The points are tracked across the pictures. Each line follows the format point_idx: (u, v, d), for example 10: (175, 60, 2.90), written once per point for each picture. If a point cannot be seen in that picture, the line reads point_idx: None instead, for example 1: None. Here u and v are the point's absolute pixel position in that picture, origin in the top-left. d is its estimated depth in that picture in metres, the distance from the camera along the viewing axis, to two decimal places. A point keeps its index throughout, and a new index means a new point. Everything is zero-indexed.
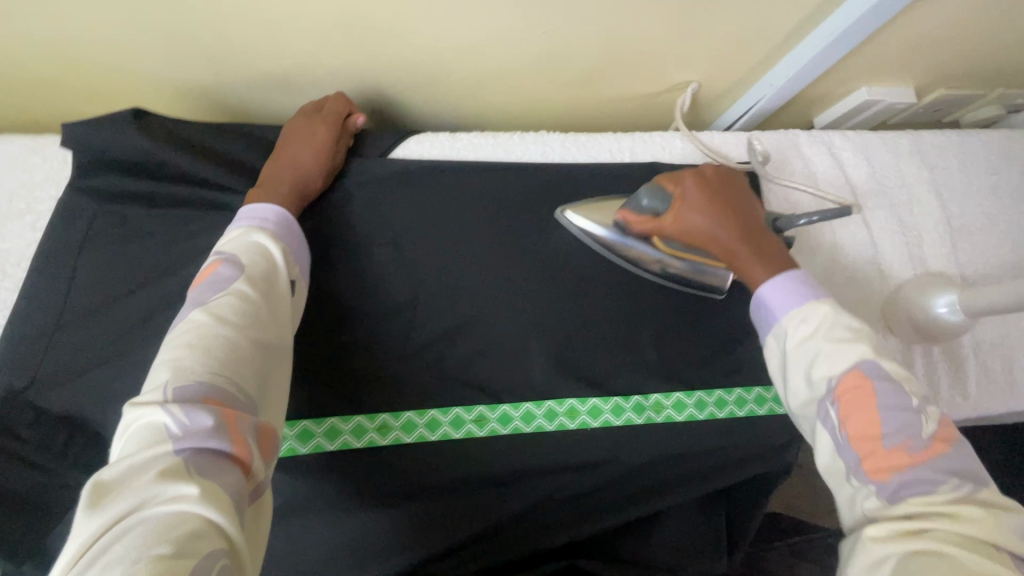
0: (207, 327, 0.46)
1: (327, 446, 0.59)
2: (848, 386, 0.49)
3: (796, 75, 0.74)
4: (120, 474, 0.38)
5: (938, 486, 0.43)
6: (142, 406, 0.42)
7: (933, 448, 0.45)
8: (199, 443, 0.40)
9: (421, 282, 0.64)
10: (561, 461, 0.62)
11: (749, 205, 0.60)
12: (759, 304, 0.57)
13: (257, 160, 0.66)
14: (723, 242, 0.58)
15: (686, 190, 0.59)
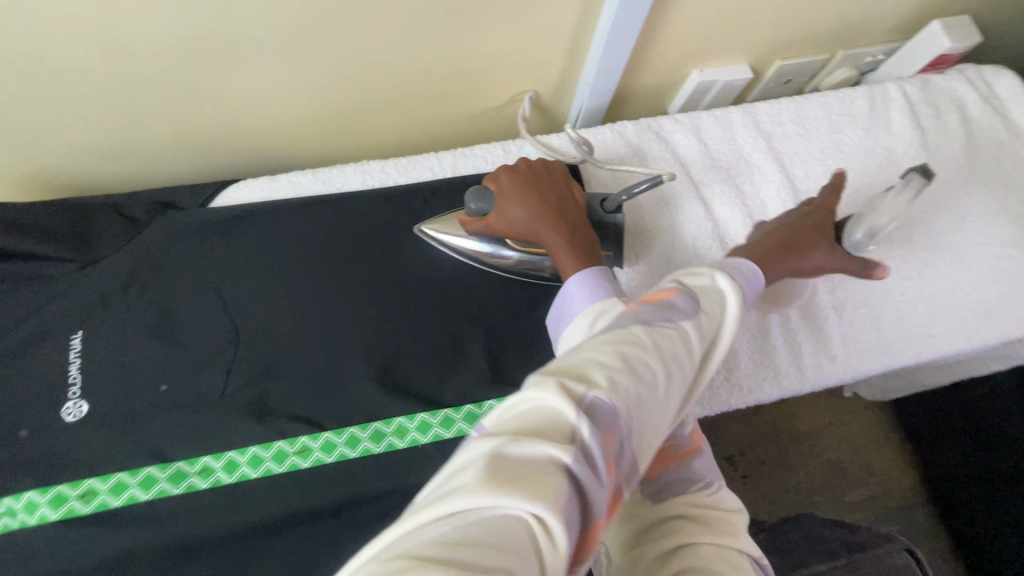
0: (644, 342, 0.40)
1: (142, 496, 0.57)
2: None
3: (601, 69, 0.74)
4: (523, 451, 0.31)
5: (693, 483, 0.46)
6: (544, 388, 0.35)
7: (691, 444, 0.49)
8: (580, 451, 0.32)
9: (242, 319, 0.65)
10: (391, 484, 0.59)
11: (573, 201, 0.60)
12: (560, 300, 0.54)
13: (66, 227, 0.65)
14: (540, 235, 0.57)
15: (507, 183, 0.59)
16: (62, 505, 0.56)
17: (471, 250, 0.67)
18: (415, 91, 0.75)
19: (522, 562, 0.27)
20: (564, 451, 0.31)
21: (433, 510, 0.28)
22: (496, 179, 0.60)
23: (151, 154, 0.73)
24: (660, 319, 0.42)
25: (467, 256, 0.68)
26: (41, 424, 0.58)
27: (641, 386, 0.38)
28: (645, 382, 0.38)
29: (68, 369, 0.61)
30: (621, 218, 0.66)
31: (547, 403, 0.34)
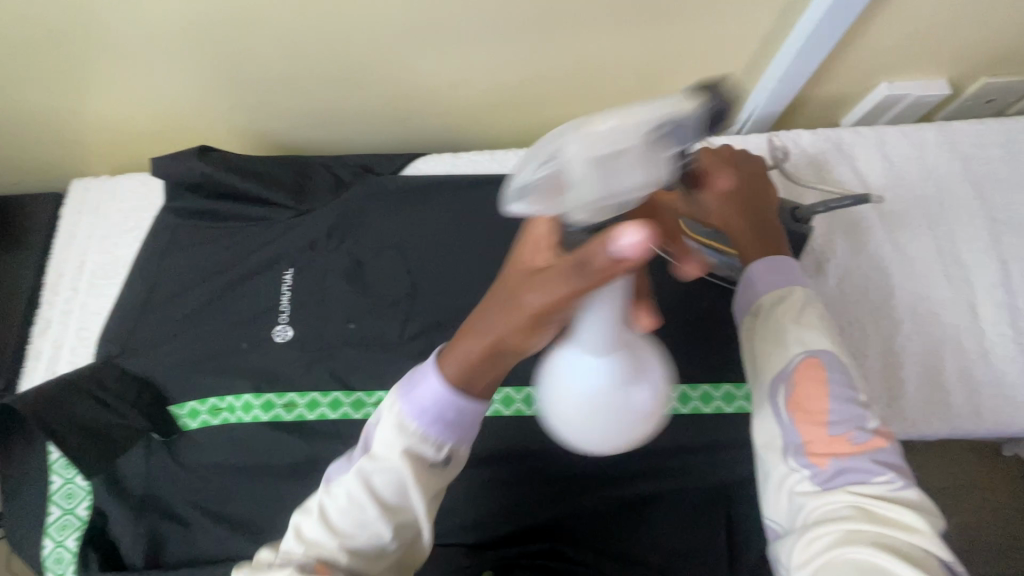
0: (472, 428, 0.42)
1: (331, 414, 0.67)
2: (802, 376, 0.51)
3: (785, 76, 0.73)
4: (342, 518, 0.42)
5: (873, 476, 0.47)
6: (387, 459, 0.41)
7: (872, 441, 0.48)
8: (370, 538, 0.42)
9: (421, 276, 0.73)
10: (542, 447, 0.66)
11: (766, 196, 0.60)
12: (741, 283, 0.57)
13: (288, 178, 0.75)
14: (729, 224, 0.57)
15: (709, 164, 0.55)
16: (271, 409, 0.67)
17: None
18: (593, 84, 0.79)
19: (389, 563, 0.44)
20: (383, 514, 0.41)
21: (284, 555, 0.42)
22: (697, 154, 0.55)
23: (355, 124, 0.84)
24: (417, 440, 0.41)
25: None
26: (257, 341, 0.70)
27: (425, 471, 0.41)
28: (428, 467, 0.42)
29: (280, 297, 0.71)
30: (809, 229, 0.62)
31: (347, 496, 0.42)
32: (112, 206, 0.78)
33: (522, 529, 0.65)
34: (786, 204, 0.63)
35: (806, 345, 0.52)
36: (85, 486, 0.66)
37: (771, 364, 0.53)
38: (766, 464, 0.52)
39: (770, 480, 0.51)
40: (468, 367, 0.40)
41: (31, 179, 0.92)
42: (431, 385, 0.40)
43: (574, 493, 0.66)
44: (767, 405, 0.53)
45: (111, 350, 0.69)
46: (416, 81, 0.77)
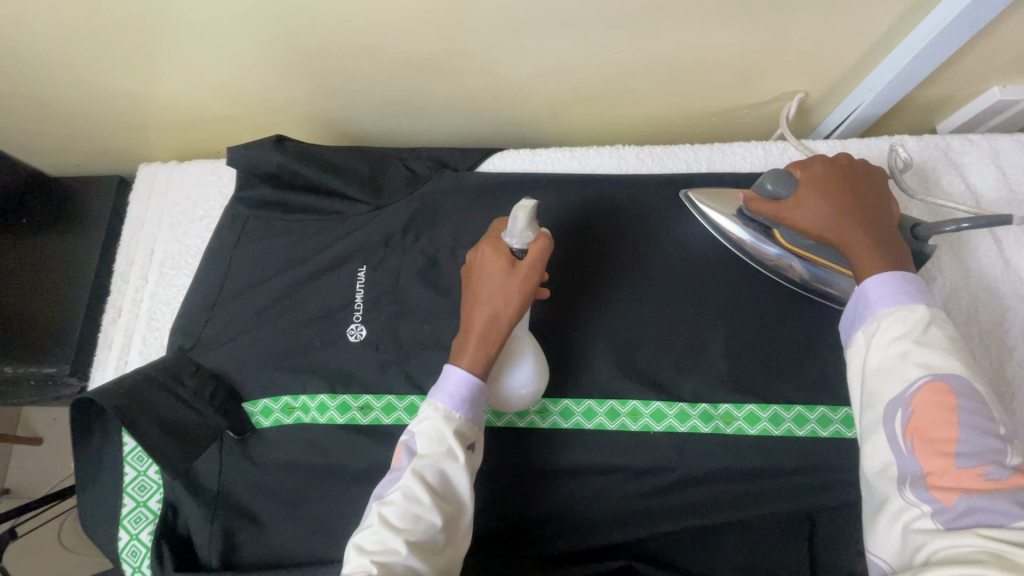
0: (477, 417, 0.52)
1: (407, 418, 0.65)
2: (925, 397, 0.44)
3: (898, 78, 0.69)
4: (420, 493, 0.48)
5: (1014, 520, 0.38)
6: (446, 447, 0.50)
7: (1014, 481, 0.40)
8: (437, 509, 0.48)
9: None
10: (622, 463, 0.63)
11: (887, 209, 0.56)
12: (853, 297, 0.51)
13: (363, 171, 0.73)
14: (840, 234, 0.53)
15: (819, 172, 0.56)
16: (346, 411, 0.66)
17: (730, 234, 0.68)
18: (681, 79, 0.75)
19: (451, 545, 0.49)
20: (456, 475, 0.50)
21: (367, 540, 0.47)
22: (806, 168, 0.58)
23: (430, 115, 0.83)
24: (476, 416, 0.52)
25: (726, 240, 0.69)
26: (332, 339, 0.68)
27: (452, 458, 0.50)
28: (454, 451, 0.50)
29: (354, 295, 0.70)
30: (929, 246, 0.58)
31: (419, 474, 0.49)
32: (182, 192, 0.76)
33: (596, 547, 0.62)
34: (906, 219, 0.59)
35: (930, 364, 0.44)
36: (157, 479, 0.64)
37: (886, 384, 0.46)
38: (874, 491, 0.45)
39: (878, 513, 0.44)
40: (480, 353, 0.53)
41: (94, 159, 0.91)
42: (460, 378, 0.52)
43: (652, 515, 0.62)
44: (877, 428, 0.46)
45: (185, 342, 0.69)
46: (499, 73, 0.75)
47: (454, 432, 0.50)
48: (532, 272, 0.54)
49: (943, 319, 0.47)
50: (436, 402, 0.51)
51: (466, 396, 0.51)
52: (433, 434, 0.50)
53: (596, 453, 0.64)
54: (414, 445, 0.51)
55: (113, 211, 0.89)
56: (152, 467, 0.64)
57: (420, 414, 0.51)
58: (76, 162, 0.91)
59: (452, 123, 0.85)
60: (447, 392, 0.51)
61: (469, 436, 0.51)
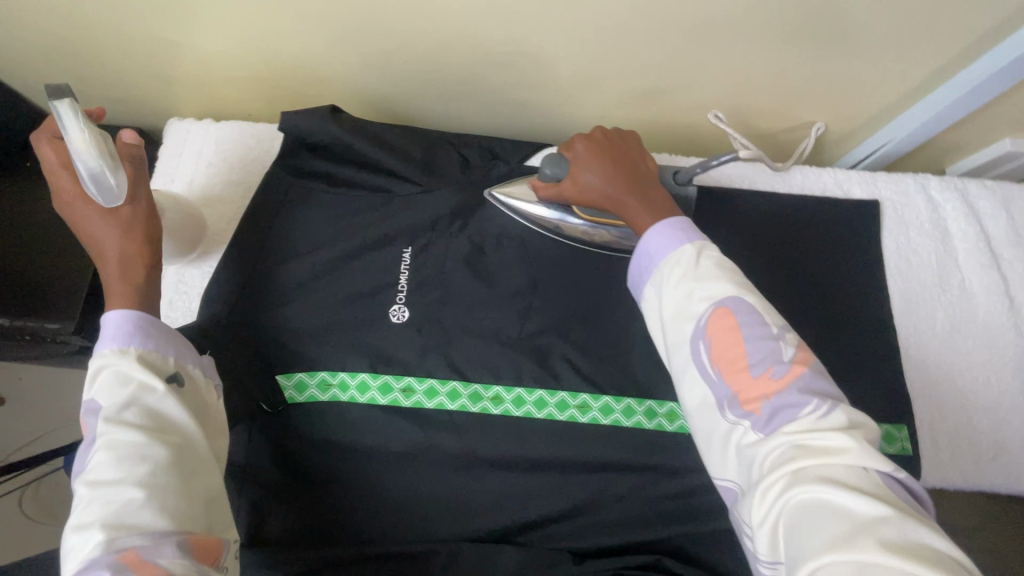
0: (136, 358, 0.53)
1: (448, 405, 0.65)
2: (714, 326, 0.47)
3: (930, 121, 0.74)
4: (134, 445, 0.49)
5: (801, 409, 0.43)
6: (137, 391, 0.52)
7: (791, 371, 0.44)
8: (156, 452, 0.50)
9: (541, 269, 0.70)
10: (656, 461, 0.64)
11: (646, 168, 0.61)
12: (639, 256, 0.55)
13: (417, 151, 0.72)
14: (616, 200, 0.59)
15: (583, 149, 0.61)
16: (388, 393, 0.65)
17: (537, 216, 0.70)
18: (728, 95, 0.78)
19: (183, 479, 0.50)
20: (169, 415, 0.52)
21: (99, 510, 0.47)
22: (572, 147, 0.62)
23: (478, 101, 0.82)
24: (139, 355, 0.54)
25: (532, 223, 0.70)
26: (375, 319, 0.67)
27: (150, 396, 0.52)
28: (147, 389, 0.52)
29: (399, 274, 0.69)
30: (689, 192, 0.69)
31: (126, 434, 0.50)
32: (223, 153, 0.74)
33: (627, 542, 0.63)
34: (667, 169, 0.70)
35: (712, 295, 0.48)
36: None
37: (682, 325, 0.49)
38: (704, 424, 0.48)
39: (710, 439, 0.47)
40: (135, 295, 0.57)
41: (114, 106, 0.86)
42: (119, 324, 0.54)
43: (680, 514, 0.63)
44: (688, 366, 0.48)
45: (220, 310, 0.66)
46: (559, 66, 0.75)
47: (131, 368, 0.52)
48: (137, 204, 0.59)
49: (708, 248, 0.52)
50: (105, 354, 0.53)
51: (129, 333, 0.54)
52: (122, 390, 0.52)
53: (631, 450, 0.64)
54: (94, 406, 0.52)
55: None
56: None
57: (93, 374, 0.53)
58: (93, 108, 0.86)
59: (497, 112, 0.85)
60: (108, 338, 0.54)
61: (156, 364, 0.54)
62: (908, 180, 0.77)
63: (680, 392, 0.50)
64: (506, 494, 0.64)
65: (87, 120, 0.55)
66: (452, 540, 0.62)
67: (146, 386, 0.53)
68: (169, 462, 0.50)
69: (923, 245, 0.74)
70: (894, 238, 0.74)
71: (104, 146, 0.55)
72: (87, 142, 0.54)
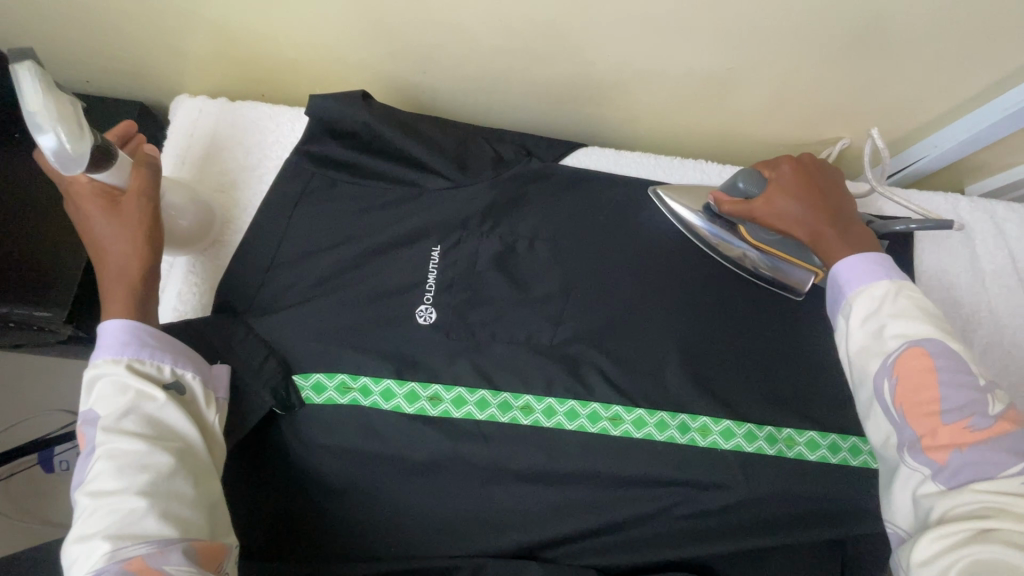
0: (139, 363, 0.50)
1: (477, 414, 0.62)
2: (907, 364, 0.46)
3: (966, 141, 0.73)
4: (137, 454, 0.46)
5: (1003, 469, 0.41)
6: (138, 397, 0.49)
7: (996, 427, 0.43)
8: (161, 459, 0.47)
9: (574, 275, 0.67)
10: (688, 478, 0.62)
11: (852, 208, 0.57)
12: (828, 282, 0.53)
13: (450, 144, 0.69)
14: (812, 231, 0.54)
15: (788, 172, 0.56)
16: (414, 401, 0.61)
17: (688, 222, 0.67)
18: (768, 107, 0.75)
19: (194, 485, 0.48)
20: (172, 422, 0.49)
21: (101, 521, 0.44)
22: (776, 167, 0.58)
23: (506, 98, 0.77)
24: (140, 360, 0.50)
25: (685, 228, 0.68)
26: (399, 320, 0.63)
27: (151, 403, 0.49)
28: (148, 394, 0.49)
29: (427, 274, 0.65)
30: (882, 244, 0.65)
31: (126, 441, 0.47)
32: (238, 135, 0.70)
33: (655, 559, 0.61)
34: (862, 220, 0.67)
35: (906, 333, 0.47)
36: None
37: (867, 360, 0.48)
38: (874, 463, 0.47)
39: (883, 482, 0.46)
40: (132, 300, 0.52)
41: (110, 77, 0.79)
42: (115, 329, 0.50)
43: (708, 532, 0.62)
44: (871, 403, 0.47)
45: (237, 303, 0.62)
46: (599, 66, 0.71)
47: (129, 373, 0.49)
48: (143, 201, 0.54)
49: (911, 287, 0.49)
50: (98, 361, 0.50)
51: (125, 339, 0.50)
52: (119, 396, 0.48)
53: (663, 466, 0.62)
54: (92, 414, 0.48)
55: None
56: None
57: (90, 382, 0.49)
58: (88, 79, 0.80)
59: (525, 113, 0.80)
60: (104, 345, 0.50)
61: (152, 370, 0.50)
62: (938, 199, 0.77)
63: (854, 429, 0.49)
64: (533, 508, 0.61)
65: (48, 84, 0.49)
66: (473, 555, 0.60)
67: (143, 391, 0.49)
68: (173, 470, 0.47)
69: (951, 266, 0.74)
70: (924, 257, 0.74)
71: (71, 117, 0.50)
72: (50, 115, 0.49)
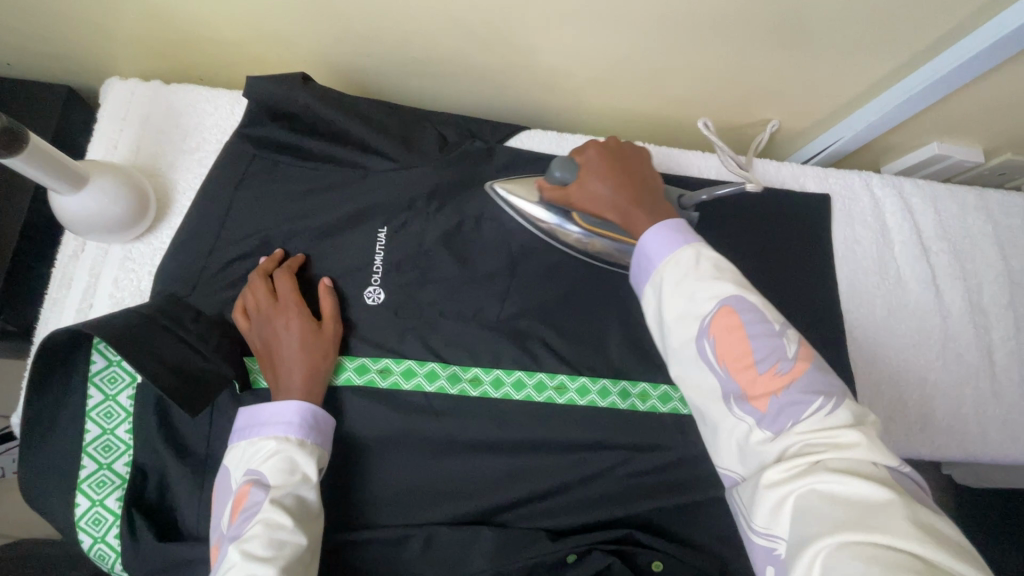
0: (313, 448, 0.52)
1: (427, 386, 0.63)
2: (721, 325, 0.48)
3: (875, 122, 0.79)
4: (286, 529, 0.47)
5: (807, 407, 0.44)
6: (300, 476, 0.50)
7: (797, 368, 0.46)
8: (297, 540, 0.47)
9: (518, 253, 0.70)
10: (630, 441, 0.66)
11: (655, 186, 0.60)
12: (638, 260, 0.55)
13: (392, 126, 0.69)
14: (621, 212, 0.58)
15: (593, 157, 0.60)
16: (365, 374, 0.63)
17: (540, 221, 0.66)
18: (698, 90, 0.80)
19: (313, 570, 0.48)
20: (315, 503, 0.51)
21: None
22: (583, 154, 0.61)
23: (450, 81, 0.78)
24: (310, 445, 0.52)
25: (532, 224, 0.67)
26: (348, 300, 0.64)
27: (309, 486, 0.51)
28: (308, 477, 0.51)
29: (374, 254, 0.66)
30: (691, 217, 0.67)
31: (280, 517, 0.47)
32: (174, 120, 0.68)
33: (601, 519, 0.65)
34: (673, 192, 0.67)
35: (715, 294, 0.49)
36: (126, 441, 0.57)
37: (688, 327, 0.50)
38: (710, 416, 0.49)
39: (717, 428, 0.49)
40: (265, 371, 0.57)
41: (34, 60, 0.76)
42: (288, 406, 0.53)
43: (649, 490, 0.66)
44: (695, 365, 0.50)
45: (180, 289, 0.61)
46: (538, 51, 0.73)
47: (306, 456, 0.51)
48: (336, 324, 0.60)
49: (705, 246, 0.53)
50: (279, 434, 0.52)
51: (303, 421, 0.53)
52: (282, 469, 0.50)
53: (606, 430, 0.66)
54: (263, 477, 0.50)
55: (57, 127, 0.76)
56: (121, 427, 0.57)
57: (268, 453, 0.51)
58: (8, 61, 0.76)
59: (469, 96, 0.81)
60: (284, 421, 0.52)
61: (320, 456, 0.53)
62: (854, 177, 0.83)
63: (686, 389, 0.51)
64: (484, 478, 0.63)
65: None
66: (427, 525, 0.61)
67: (310, 476, 0.51)
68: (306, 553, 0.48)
69: (865, 237, 0.81)
70: (842, 230, 0.80)
71: None
72: None
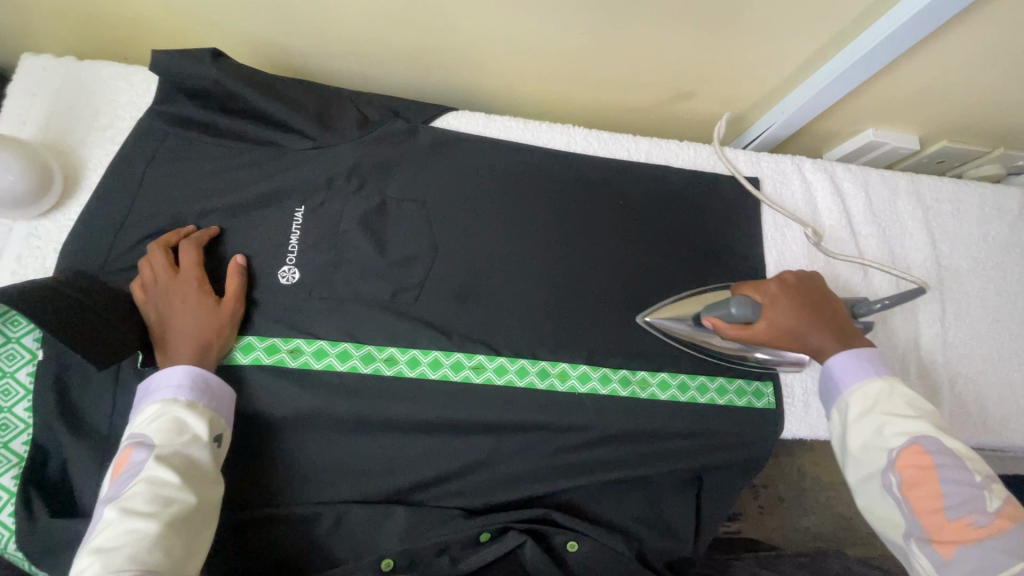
0: (203, 411, 0.54)
1: (338, 365, 0.63)
2: (906, 460, 0.51)
3: (804, 106, 0.80)
4: (171, 486, 0.49)
5: (1002, 566, 0.45)
6: (187, 437, 0.52)
7: (996, 525, 0.47)
8: (183, 496, 0.49)
9: (441, 234, 0.69)
10: (547, 421, 0.65)
11: (835, 306, 0.61)
12: (828, 379, 0.59)
13: (311, 104, 0.68)
14: (807, 341, 0.58)
15: (778, 294, 0.58)
16: (275, 354, 0.62)
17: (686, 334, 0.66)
18: (629, 73, 0.80)
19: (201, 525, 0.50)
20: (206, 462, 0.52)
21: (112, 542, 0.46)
22: (763, 290, 0.59)
23: (378, 62, 0.78)
24: (198, 409, 0.54)
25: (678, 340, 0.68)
26: (261, 279, 0.64)
27: (197, 446, 0.52)
28: (197, 438, 0.52)
29: (290, 234, 0.66)
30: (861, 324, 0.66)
31: (163, 475, 0.49)
32: (85, 96, 0.67)
33: (516, 499, 0.65)
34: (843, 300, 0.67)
35: (904, 431, 0.52)
36: (24, 419, 0.57)
37: (872, 456, 0.53)
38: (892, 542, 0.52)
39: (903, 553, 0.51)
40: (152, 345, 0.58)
41: None
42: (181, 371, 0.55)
43: (566, 469, 0.66)
44: (880, 495, 0.52)
45: (83, 265, 0.61)
46: (461, 31, 0.73)
47: (194, 418, 0.53)
48: (238, 304, 0.61)
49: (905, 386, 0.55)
50: (168, 398, 0.53)
51: (192, 385, 0.54)
52: (169, 430, 0.52)
53: (522, 410, 0.65)
54: (147, 439, 0.51)
55: None
56: (20, 405, 0.57)
57: (155, 415, 0.52)
58: None
59: (401, 77, 0.81)
60: (173, 386, 0.54)
61: (211, 418, 0.54)
62: (786, 161, 0.84)
63: (871, 518, 0.54)
64: (397, 457, 0.63)
65: None
66: (339, 504, 0.61)
67: (198, 437, 0.53)
68: (193, 510, 0.50)
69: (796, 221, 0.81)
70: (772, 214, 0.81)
71: None
72: None
